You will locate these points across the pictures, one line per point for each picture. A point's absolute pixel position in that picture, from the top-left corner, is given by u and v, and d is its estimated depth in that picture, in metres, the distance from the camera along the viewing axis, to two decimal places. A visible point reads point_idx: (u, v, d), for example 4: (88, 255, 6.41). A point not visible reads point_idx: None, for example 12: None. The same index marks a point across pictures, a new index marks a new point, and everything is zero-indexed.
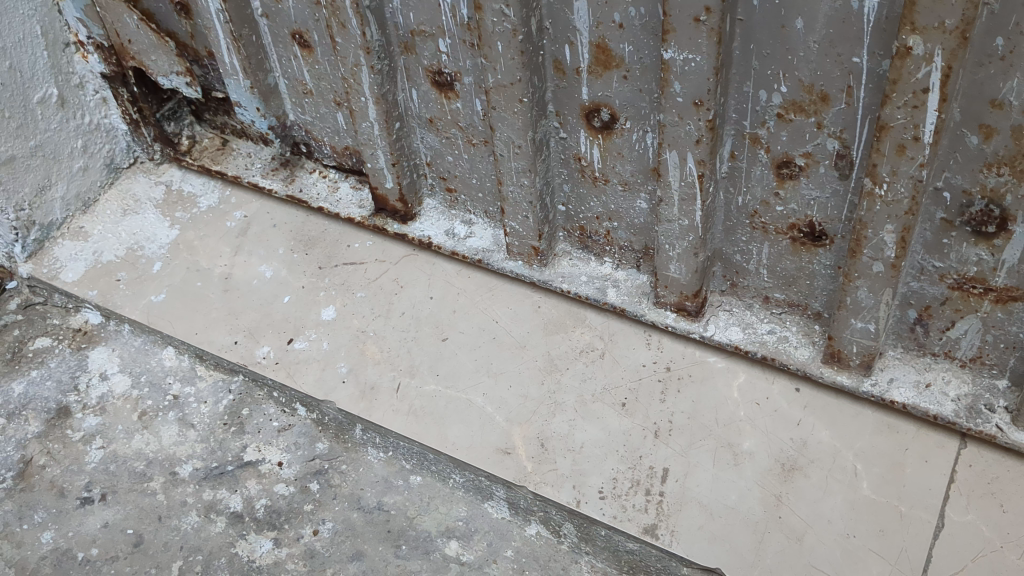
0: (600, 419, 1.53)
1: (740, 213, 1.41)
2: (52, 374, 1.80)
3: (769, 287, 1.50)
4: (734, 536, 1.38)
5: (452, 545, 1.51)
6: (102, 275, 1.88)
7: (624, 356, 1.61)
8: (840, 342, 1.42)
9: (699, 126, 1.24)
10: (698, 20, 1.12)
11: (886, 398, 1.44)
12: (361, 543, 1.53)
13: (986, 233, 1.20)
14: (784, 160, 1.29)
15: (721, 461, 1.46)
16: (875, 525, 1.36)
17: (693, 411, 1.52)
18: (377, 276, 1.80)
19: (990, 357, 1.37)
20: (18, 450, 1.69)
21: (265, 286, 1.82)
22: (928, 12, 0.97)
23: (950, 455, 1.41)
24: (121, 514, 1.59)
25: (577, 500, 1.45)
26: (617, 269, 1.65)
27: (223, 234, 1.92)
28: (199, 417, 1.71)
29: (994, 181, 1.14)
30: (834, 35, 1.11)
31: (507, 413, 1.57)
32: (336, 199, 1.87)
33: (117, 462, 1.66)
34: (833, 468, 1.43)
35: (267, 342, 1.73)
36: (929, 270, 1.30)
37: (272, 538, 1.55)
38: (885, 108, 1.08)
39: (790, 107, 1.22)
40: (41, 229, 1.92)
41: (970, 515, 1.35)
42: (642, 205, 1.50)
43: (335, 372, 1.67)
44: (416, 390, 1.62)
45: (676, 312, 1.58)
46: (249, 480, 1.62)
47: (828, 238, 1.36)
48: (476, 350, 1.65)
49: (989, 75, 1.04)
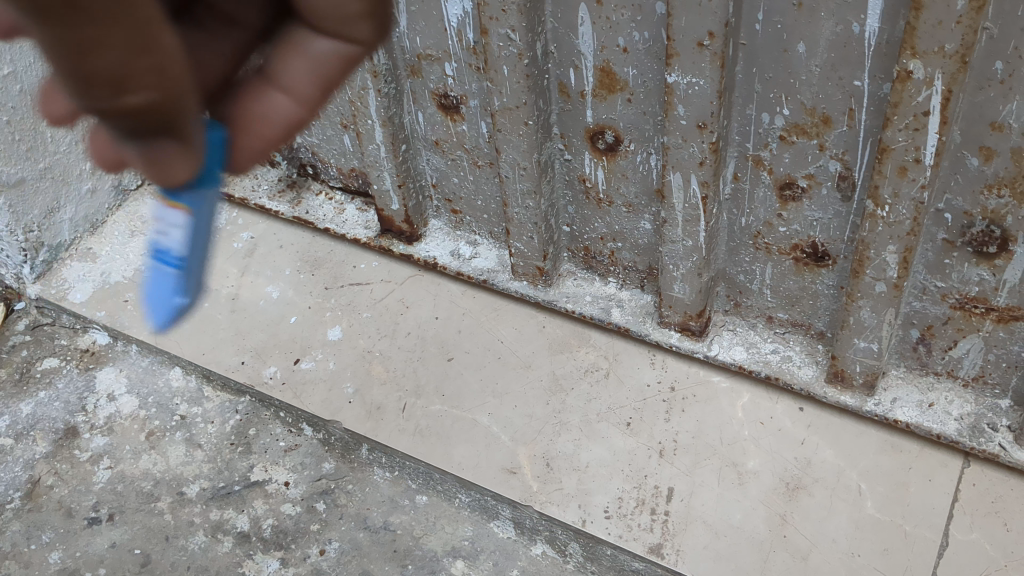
0: (605, 438, 1.54)
1: (743, 234, 1.43)
2: (59, 395, 1.80)
3: (773, 307, 1.51)
4: (739, 555, 1.39)
5: (459, 565, 1.51)
6: (110, 296, 1.90)
7: (629, 376, 1.61)
8: (843, 361, 1.43)
9: (703, 148, 1.26)
10: (701, 44, 1.14)
11: (888, 417, 1.45)
12: (368, 563, 1.52)
13: (988, 253, 1.22)
14: (786, 182, 1.31)
15: (725, 481, 1.47)
16: (879, 544, 1.37)
17: (698, 431, 1.53)
18: (382, 296, 1.81)
19: (993, 376, 1.38)
20: (26, 470, 1.69)
21: (272, 306, 1.83)
22: (928, 37, 0.98)
23: (953, 473, 1.42)
24: (128, 534, 1.58)
25: (583, 520, 1.46)
26: (621, 288, 1.66)
27: (230, 254, 1.94)
28: (206, 437, 1.71)
29: (995, 203, 1.15)
30: (836, 58, 1.12)
31: (512, 432, 1.57)
32: (342, 220, 1.89)
33: (125, 482, 1.65)
34: (837, 487, 1.43)
35: (274, 362, 1.74)
36: (932, 289, 1.31)
37: (279, 557, 1.54)
38: (887, 131, 1.10)
39: (793, 130, 1.23)
40: (50, 250, 1.94)
41: (973, 533, 1.36)
42: (645, 226, 1.51)
43: (341, 393, 1.68)
44: (423, 409, 1.63)
45: (680, 331, 1.59)
46: (256, 499, 1.61)
47: (830, 258, 1.37)
48: (481, 369, 1.66)
49: (989, 98, 1.05)
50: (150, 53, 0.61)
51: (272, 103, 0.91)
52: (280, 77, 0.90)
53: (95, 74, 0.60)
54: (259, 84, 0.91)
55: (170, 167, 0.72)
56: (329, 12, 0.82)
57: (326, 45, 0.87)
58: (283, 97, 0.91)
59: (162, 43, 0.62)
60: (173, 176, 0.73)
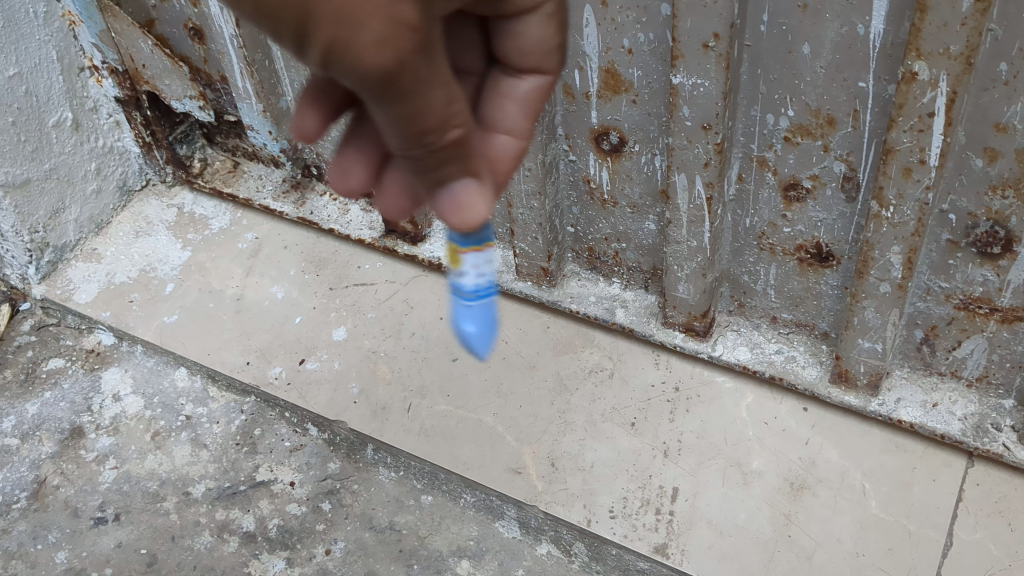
0: (610, 438, 1.55)
1: (747, 235, 1.43)
2: (65, 395, 1.80)
3: (777, 308, 1.52)
4: (745, 555, 1.40)
5: (464, 564, 1.51)
6: (115, 297, 1.90)
7: (633, 376, 1.62)
8: (847, 361, 1.44)
9: (708, 149, 1.26)
10: (707, 46, 1.15)
11: (893, 418, 1.45)
12: (373, 563, 1.52)
13: (992, 254, 1.22)
14: (791, 183, 1.31)
15: (730, 480, 1.47)
16: (884, 544, 1.37)
17: (702, 431, 1.53)
18: (387, 297, 1.81)
19: (997, 376, 1.39)
20: (32, 471, 1.69)
21: (277, 307, 1.83)
22: (933, 39, 0.99)
23: (957, 473, 1.42)
24: (134, 534, 1.59)
25: (588, 520, 1.47)
26: (626, 289, 1.67)
27: (235, 255, 1.94)
28: (211, 437, 1.71)
29: (999, 204, 1.16)
30: (841, 60, 1.13)
31: (517, 432, 1.58)
32: (347, 221, 1.91)
33: (131, 482, 1.66)
34: (841, 487, 1.44)
35: (279, 363, 1.75)
36: (936, 290, 1.32)
37: (285, 557, 1.54)
38: (892, 132, 1.10)
39: (797, 131, 1.24)
40: (55, 251, 1.95)
41: (977, 533, 1.36)
42: (650, 227, 1.52)
43: (346, 394, 1.68)
44: (427, 410, 1.64)
45: (685, 332, 1.60)
46: (262, 499, 1.61)
47: (834, 259, 1.38)
48: (486, 370, 1.67)
49: (993, 99, 1.06)
50: (447, 96, 0.68)
51: (499, 145, 0.98)
52: (500, 121, 0.98)
53: (416, 115, 0.67)
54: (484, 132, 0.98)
55: (468, 206, 0.78)
56: (533, 48, 0.94)
57: (533, 81, 0.98)
58: (507, 136, 0.98)
59: (456, 88, 0.69)
60: (471, 213, 0.79)
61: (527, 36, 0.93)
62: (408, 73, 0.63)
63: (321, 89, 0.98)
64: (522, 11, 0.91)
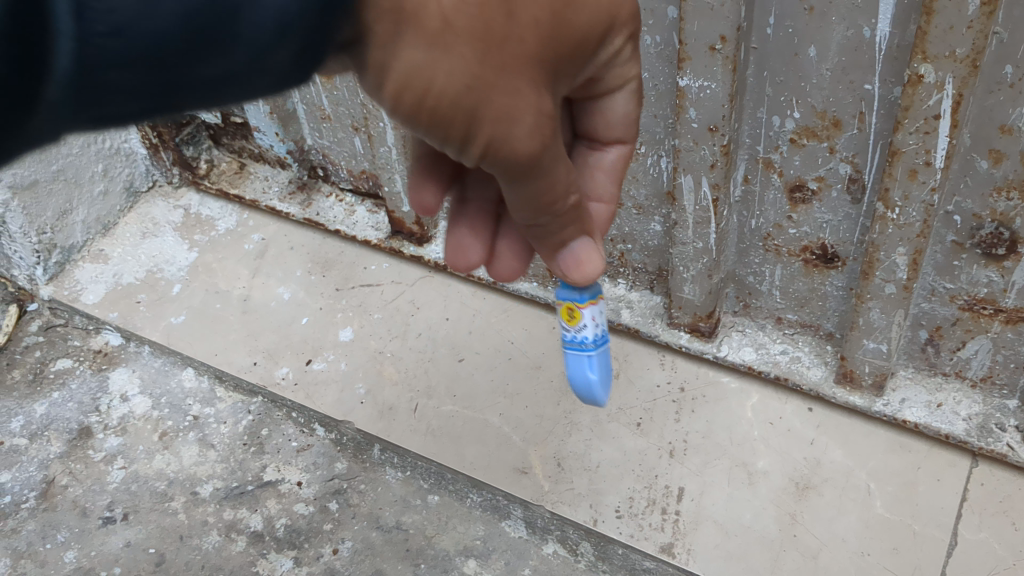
0: (616, 438, 1.56)
1: (753, 236, 1.44)
2: (73, 395, 1.81)
3: (782, 308, 1.53)
4: (751, 554, 1.40)
5: (470, 564, 1.50)
6: (122, 297, 1.91)
7: (639, 377, 1.63)
8: (852, 361, 1.45)
9: (714, 150, 1.27)
10: (714, 48, 1.16)
11: (897, 418, 1.46)
12: (381, 562, 1.52)
13: (997, 255, 1.23)
14: (796, 184, 1.32)
15: (736, 480, 1.48)
16: (889, 543, 1.38)
17: (707, 432, 1.54)
18: (393, 298, 1.82)
19: (1001, 376, 1.39)
20: (41, 470, 1.70)
21: (283, 307, 1.84)
22: (939, 41, 1.00)
23: (962, 473, 1.43)
24: (143, 534, 1.59)
25: (594, 519, 1.47)
26: (631, 290, 1.69)
27: (241, 256, 1.95)
28: (219, 437, 1.71)
29: (1004, 205, 1.17)
30: (847, 62, 1.14)
31: (524, 433, 1.59)
32: (353, 222, 1.92)
33: (139, 482, 1.67)
34: (847, 487, 1.44)
35: (286, 363, 1.76)
36: (940, 291, 1.33)
37: (293, 557, 1.54)
38: (898, 134, 1.11)
39: (803, 132, 1.25)
40: (62, 252, 1.96)
41: (982, 533, 1.37)
42: (656, 228, 1.53)
43: (353, 394, 1.69)
44: (434, 410, 1.64)
45: (690, 332, 1.61)
46: (269, 499, 1.62)
47: (840, 260, 1.38)
48: (492, 370, 1.68)
49: (998, 102, 1.06)
50: (567, 171, 0.81)
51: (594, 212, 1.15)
52: (593, 190, 1.13)
53: (546, 191, 0.81)
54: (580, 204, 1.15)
55: (588, 260, 0.97)
56: (620, 123, 1.03)
57: (618, 151, 1.09)
58: (599, 204, 1.14)
59: (572, 164, 0.84)
60: (589, 268, 0.97)
61: (615, 114, 1.01)
62: (549, 155, 0.76)
63: (432, 165, 1.09)
64: (609, 96, 0.99)
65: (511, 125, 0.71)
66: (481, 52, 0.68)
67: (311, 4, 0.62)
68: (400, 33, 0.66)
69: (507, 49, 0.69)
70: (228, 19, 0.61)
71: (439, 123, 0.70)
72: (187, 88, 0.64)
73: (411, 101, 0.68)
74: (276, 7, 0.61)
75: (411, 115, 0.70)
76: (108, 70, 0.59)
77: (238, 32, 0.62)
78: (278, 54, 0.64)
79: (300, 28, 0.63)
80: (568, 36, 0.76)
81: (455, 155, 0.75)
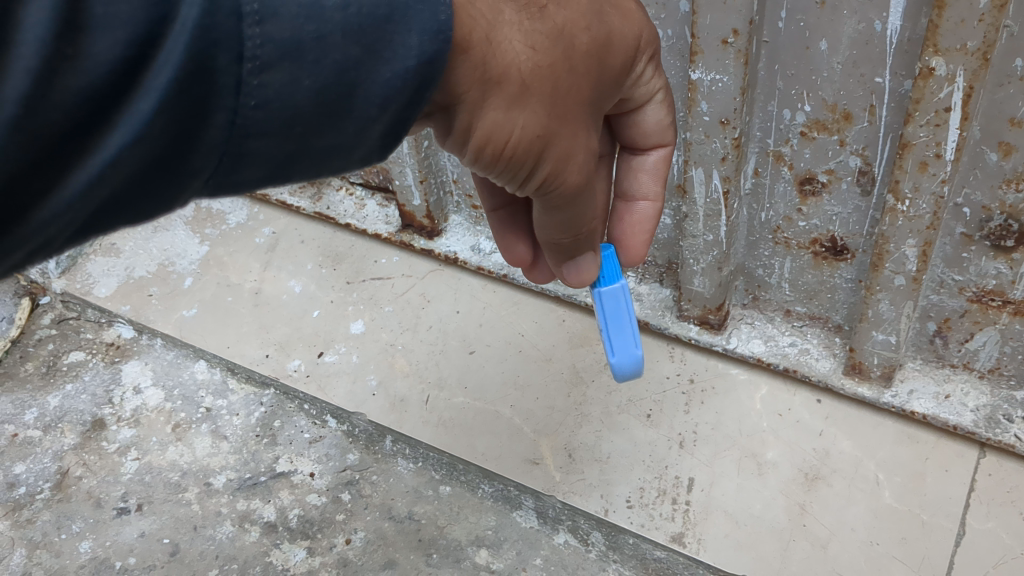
0: (626, 430, 1.57)
1: (763, 229, 1.46)
2: (86, 387, 1.82)
3: (791, 301, 1.55)
4: (760, 544, 1.41)
5: (482, 553, 1.50)
6: (134, 290, 1.93)
7: (648, 368, 1.65)
8: (861, 353, 1.46)
9: (725, 143, 1.28)
10: (726, 41, 1.17)
11: (906, 409, 1.47)
12: (393, 552, 1.53)
13: (1005, 247, 1.24)
14: (806, 177, 1.33)
15: (745, 471, 1.49)
16: (898, 532, 1.39)
17: (717, 423, 1.55)
18: (403, 291, 1.84)
19: (1009, 368, 1.41)
20: (55, 462, 1.72)
21: (295, 301, 1.86)
22: (950, 35, 1.01)
23: (969, 464, 1.44)
24: (157, 524, 1.61)
25: (605, 509, 1.49)
26: (640, 283, 1.70)
27: (253, 250, 1.97)
28: (231, 428, 1.72)
29: (1013, 197, 1.18)
30: (857, 56, 1.15)
31: (534, 424, 1.60)
32: (363, 216, 1.93)
33: (152, 473, 1.68)
34: (855, 477, 1.46)
35: (298, 355, 1.77)
36: (949, 283, 1.34)
37: (306, 547, 1.56)
38: (908, 126, 1.12)
39: (814, 125, 1.26)
40: (74, 246, 1.99)
41: (990, 522, 1.38)
42: (666, 221, 1.54)
43: (365, 386, 1.71)
44: (445, 401, 1.66)
45: (700, 325, 1.62)
46: (282, 490, 1.63)
47: (849, 252, 1.39)
48: (503, 362, 1.69)
49: (1009, 95, 1.08)
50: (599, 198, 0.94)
51: (639, 211, 1.17)
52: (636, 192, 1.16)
53: (585, 214, 0.94)
54: (625, 203, 1.17)
55: (587, 271, 1.06)
56: (657, 130, 1.08)
57: (658, 154, 1.12)
58: (645, 201, 1.16)
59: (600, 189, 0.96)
60: (586, 275, 1.06)
61: (650, 123, 1.06)
62: (591, 186, 0.89)
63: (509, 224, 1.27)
64: (640, 107, 1.04)
65: (563, 164, 0.83)
66: (548, 109, 0.79)
67: (411, 82, 0.70)
68: (486, 99, 0.77)
69: (568, 104, 0.81)
70: (346, 96, 0.69)
71: (505, 164, 0.83)
72: (305, 156, 0.73)
73: (484, 147, 0.81)
74: (384, 83, 0.69)
75: (481, 157, 0.82)
76: (245, 140, 0.67)
77: (354, 107, 0.70)
78: (382, 124, 0.73)
79: (404, 103, 0.71)
80: (610, 80, 0.87)
81: (508, 184, 0.87)
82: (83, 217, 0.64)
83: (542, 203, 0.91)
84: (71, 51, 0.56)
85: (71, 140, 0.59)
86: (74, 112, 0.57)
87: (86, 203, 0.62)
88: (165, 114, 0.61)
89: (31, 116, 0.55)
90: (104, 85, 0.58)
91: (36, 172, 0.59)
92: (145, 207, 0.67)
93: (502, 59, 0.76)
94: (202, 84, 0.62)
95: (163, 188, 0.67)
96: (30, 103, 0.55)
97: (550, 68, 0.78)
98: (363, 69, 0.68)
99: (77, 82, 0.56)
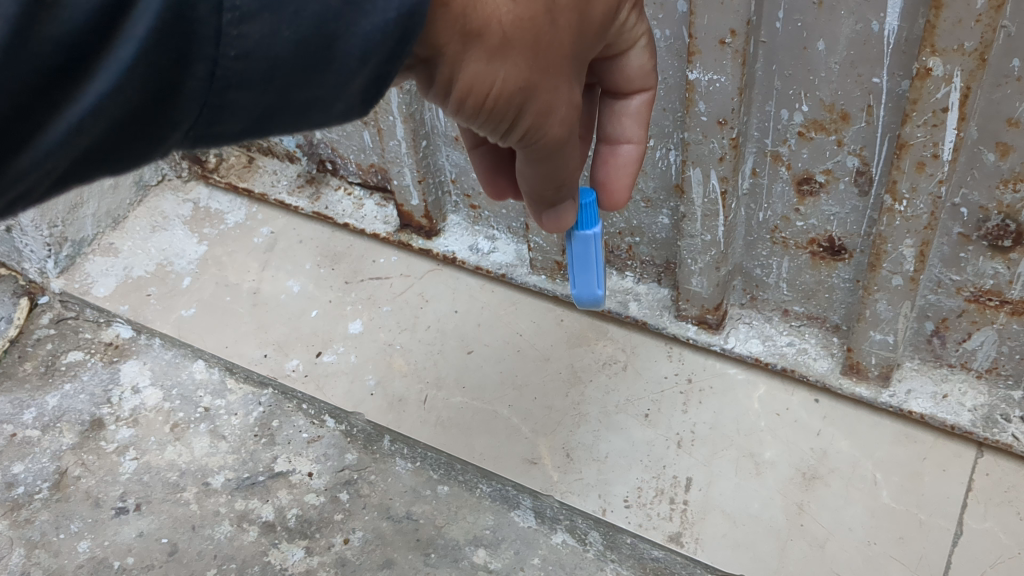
0: (623, 429, 1.57)
1: (761, 228, 1.45)
2: (85, 387, 1.82)
3: (789, 301, 1.55)
4: (758, 544, 1.42)
5: (480, 553, 1.51)
6: (133, 290, 1.93)
7: (646, 368, 1.65)
8: (859, 353, 1.46)
9: (722, 143, 1.28)
10: (723, 42, 1.17)
11: (903, 409, 1.47)
12: (391, 551, 1.53)
13: (1003, 247, 1.24)
14: (804, 177, 1.33)
15: (743, 470, 1.49)
16: (896, 532, 1.39)
17: (714, 423, 1.56)
18: (402, 291, 1.84)
19: (1006, 367, 1.41)
20: (53, 462, 1.72)
21: (293, 301, 1.86)
22: (948, 35, 1.01)
23: (967, 463, 1.44)
24: (155, 524, 1.61)
25: (603, 509, 1.49)
26: (639, 283, 1.70)
27: (251, 249, 1.97)
28: (230, 428, 1.73)
29: (1011, 197, 1.18)
30: (855, 56, 1.15)
31: (532, 424, 1.60)
32: (361, 216, 1.94)
33: (151, 473, 1.68)
34: (853, 477, 1.46)
35: (296, 355, 1.77)
36: (947, 283, 1.34)
37: (304, 546, 1.56)
38: (906, 127, 1.12)
39: (812, 126, 1.26)
40: (73, 245, 1.98)
41: (988, 522, 1.38)
42: (664, 221, 1.54)
43: (363, 385, 1.71)
44: (443, 401, 1.66)
45: (698, 325, 1.62)
46: (280, 490, 1.63)
47: (847, 252, 1.40)
48: (501, 362, 1.69)
49: (1006, 95, 1.08)
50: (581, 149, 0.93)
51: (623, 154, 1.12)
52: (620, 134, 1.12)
53: (566, 165, 0.93)
54: (608, 145, 1.13)
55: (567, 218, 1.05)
56: (639, 74, 1.04)
57: (641, 98, 1.09)
58: (629, 145, 1.12)
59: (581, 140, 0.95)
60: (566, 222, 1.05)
61: (631, 69, 1.03)
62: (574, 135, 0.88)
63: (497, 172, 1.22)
64: (623, 52, 1.01)
65: (543, 115, 0.83)
66: (528, 62, 0.79)
67: (392, 35, 0.68)
68: (466, 52, 0.76)
69: (550, 56, 0.80)
70: (327, 51, 0.68)
71: (487, 115, 0.82)
72: (285, 109, 0.73)
73: (467, 100, 0.80)
74: (364, 36, 0.68)
75: (463, 108, 0.82)
76: (224, 90, 0.67)
77: (335, 62, 0.69)
78: (362, 79, 0.72)
79: (384, 59, 0.70)
80: (595, 28, 0.85)
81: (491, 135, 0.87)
82: (65, 164, 0.64)
83: (524, 154, 0.90)
84: (52, 5, 0.56)
85: (52, 87, 0.59)
86: (59, 56, 0.58)
87: (74, 147, 0.62)
88: (147, 62, 0.61)
89: (10, 61, 0.55)
90: (81, 32, 0.58)
91: (17, 119, 0.59)
92: (127, 157, 0.68)
93: (483, 12, 0.74)
94: (180, 35, 0.62)
95: (144, 139, 0.67)
96: (6, 51, 0.55)
97: (532, 24, 0.77)
98: (345, 21, 0.67)
99: (56, 30, 0.57)
